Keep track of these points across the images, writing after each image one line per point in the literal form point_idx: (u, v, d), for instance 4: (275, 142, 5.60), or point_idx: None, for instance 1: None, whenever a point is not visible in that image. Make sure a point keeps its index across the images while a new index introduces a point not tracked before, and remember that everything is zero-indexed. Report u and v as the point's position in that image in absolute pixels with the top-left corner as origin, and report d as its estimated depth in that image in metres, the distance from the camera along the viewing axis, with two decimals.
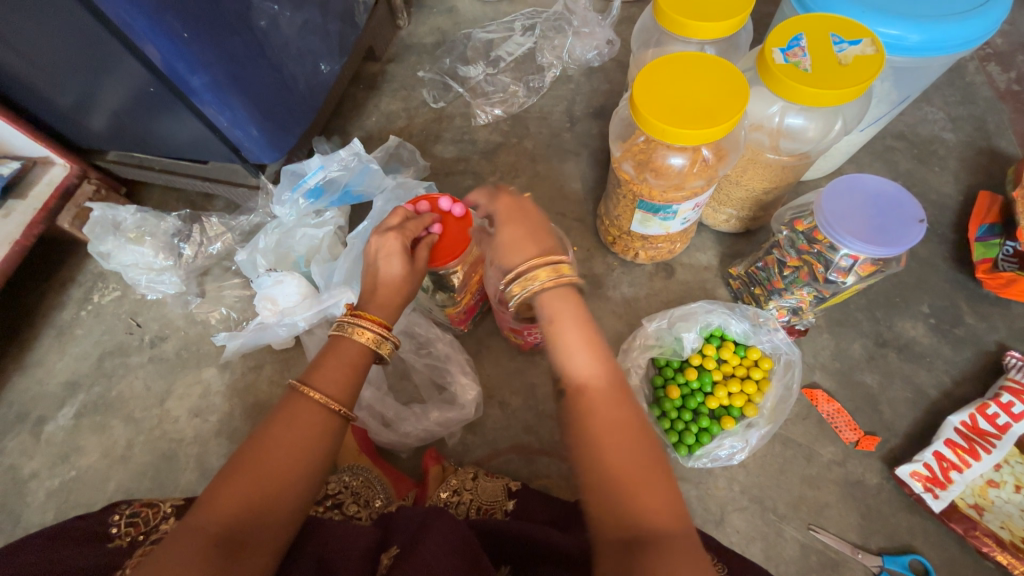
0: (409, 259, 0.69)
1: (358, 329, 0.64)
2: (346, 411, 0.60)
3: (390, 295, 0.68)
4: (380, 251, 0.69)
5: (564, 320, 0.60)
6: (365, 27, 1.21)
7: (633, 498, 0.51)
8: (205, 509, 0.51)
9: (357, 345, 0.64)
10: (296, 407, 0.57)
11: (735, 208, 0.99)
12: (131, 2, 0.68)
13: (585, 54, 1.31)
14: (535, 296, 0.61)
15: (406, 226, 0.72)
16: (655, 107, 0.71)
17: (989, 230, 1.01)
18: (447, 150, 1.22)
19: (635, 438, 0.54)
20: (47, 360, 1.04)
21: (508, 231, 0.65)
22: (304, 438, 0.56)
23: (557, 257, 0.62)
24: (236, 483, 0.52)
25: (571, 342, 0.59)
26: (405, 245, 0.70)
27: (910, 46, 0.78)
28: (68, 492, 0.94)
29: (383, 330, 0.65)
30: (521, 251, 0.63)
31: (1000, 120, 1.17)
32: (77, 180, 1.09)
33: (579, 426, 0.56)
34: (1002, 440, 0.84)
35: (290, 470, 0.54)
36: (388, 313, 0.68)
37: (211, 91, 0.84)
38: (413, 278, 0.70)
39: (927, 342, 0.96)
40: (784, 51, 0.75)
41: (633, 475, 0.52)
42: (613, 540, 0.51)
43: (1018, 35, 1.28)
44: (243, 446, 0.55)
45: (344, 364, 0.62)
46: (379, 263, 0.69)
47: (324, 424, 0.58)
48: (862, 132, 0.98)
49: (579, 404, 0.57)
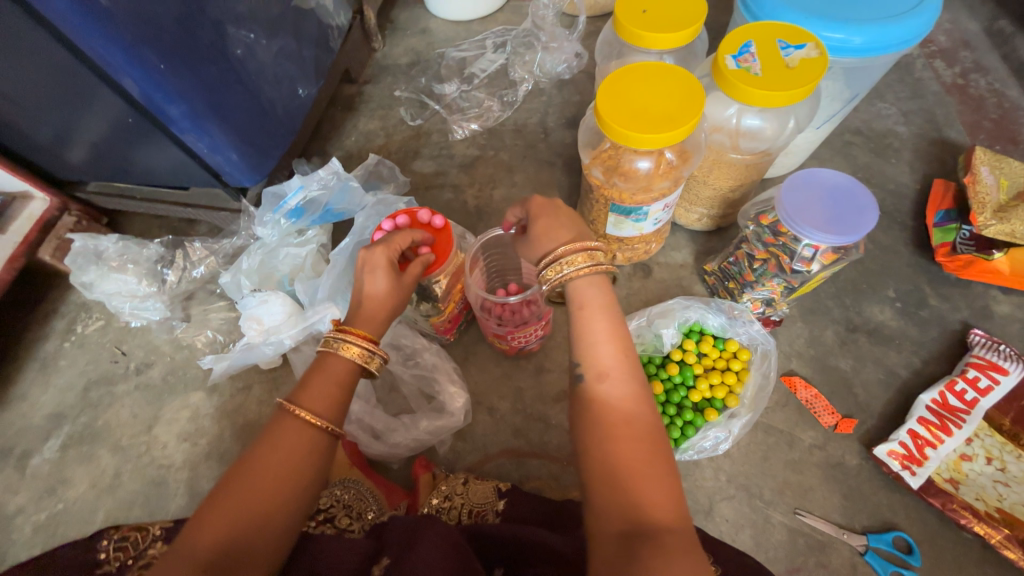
0: (395, 274, 0.71)
1: (345, 344, 0.65)
2: (335, 428, 0.61)
3: (375, 309, 0.69)
4: (365, 265, 0.71)
5: (593, 308, 0.64)
6: (340, 50, 1.25)
7: (638, 489, 0.52)
8: (192, 534, 0.52)
9: (343, 360, 0.65)
10: (283, 427, 0.58)
11: (705, 207, 1.03)
12: (107, 38, 0.71)
13: (555, 67, 1.36)
14: (569, 280, 0.66)
15: (393, 241, 0.73)
16: (618, 115, 0.75)
17: (945, 216, 1.06)
18: (426, 166, 1.25)
19: (645, 432, 0.57)
20: (31, 393, 1.03)
21: (543, 224, 0.70)
22: (290, 458, 0.57)
23: (591, 244, 0.67)
24: (221, 507, 0.53)
25: (598, 333, 0.63)
26: (390, 258, 0.71)
27: (855, 47, 0.84)
28: (55, 526, 0.92)
29: (371, 345, 0.66)
30: (556, 239, 0.69)
31: (948, 112, 1.24)
32: (58, 213, 1.11)
33: (596, 414, 0.59)
34: (970, 415, 0.88)
35: (276, 490, 0.55)
36: (373, 326, 0.69)
37: (190, 119, 0.85)
38: (397, 291, 0.71)
39: (895, 325, 1.00)
40: (735, 57, 0.80)
41: (637, 462, 0.54)
42: (613, 531, 0.51)
43: (959, 33, 1.36)
44: (230, 470, 0.56)
45: (331, 381, 0.63)
46: (365, 277, 0.70)
47: (309, 443, 0.58)
48: (819, 129, 1.03)
49: (597, 393, 0.60)
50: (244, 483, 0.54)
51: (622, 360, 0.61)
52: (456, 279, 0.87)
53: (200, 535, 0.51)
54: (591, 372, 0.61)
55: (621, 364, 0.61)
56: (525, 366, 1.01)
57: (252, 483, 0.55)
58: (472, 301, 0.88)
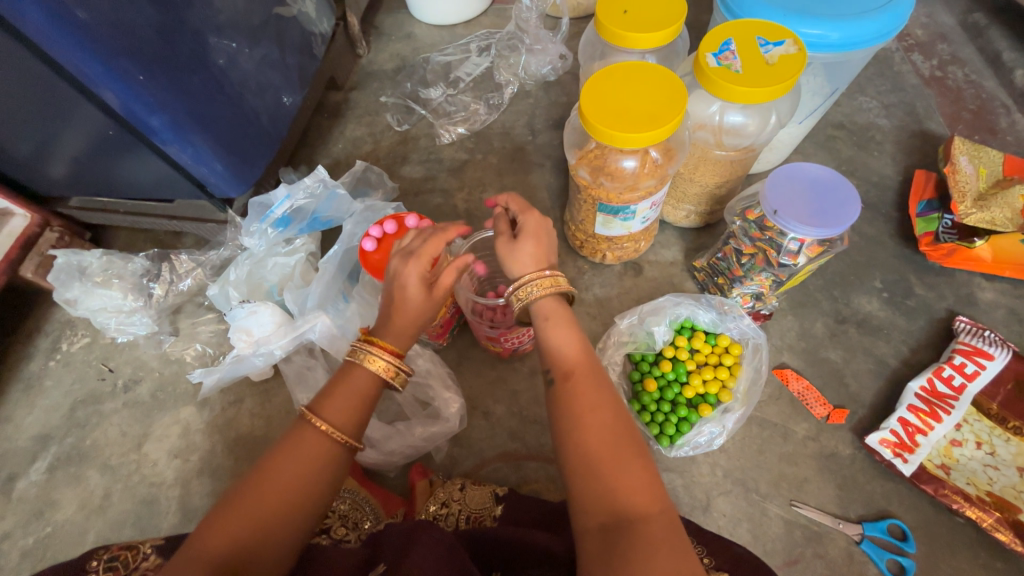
0: (429, 286, 0.68)
1: (370, 356, 0.65)
2: (354, 441, 0.61)
3: (406, 323, 0.67)
4: (397, 278, 0.68)
5: (557, 318, 0.67)
6: (325, 58, 1.24)
7: (613, 481, 0.54)
8: (202, 539, 0.51)
9: (368, 373, 0.64)
10: (303, 436, 0.59)
11: (692, 204, 1.03)
12: (83, 49, 0.70)
13: (540, 69, 1.36)
14: (531, 302, 0.68)
15: (425, 252, 0.68)
16: (602, 115, 0.76)
17: (928, 205, 1.08)
18: (415, 171, 1.25)
19: (614, 423, 0.58)
20: (15, 415, 1.01)
21: (525, 243, 0.70)
22: (307, 466, 0.57)
23: (551, 272, 0.68)
24: (235, 513, 0.53)
25: (562, 337, 0.66)
26: (423, 273, 0.67)
27: (833, 43, 0.85)
28: (44, 550, 0.91)
29: (397, 359, 0.65)
30: (529, 262, 0.69)
31: (927, 104, 1.26)
32: (39, 229, 1.09)
33: (566, 412, 0.60)
34: (959, 401, 0.89)
35: (292, 500, 0.55)
36: (401, 340, 0.68)
37: (172, 130, 0.84)
38: (429, 305, 0.68)
39: (883, 315, 1.02)
40: (716, 55, 0.80)
41: (610, 454, 0.56)
42: (594, 525, 0.53)
43: (936, 26, 1.38)
44: (247, 476, 0.56)
45: (353, 394, 0.63)
46: (395, 290, 0.68)
47: (327, 454, 0.59)
48: (801, 124, 1.05)
49: (566, 392, 0.62)
50: (261, 490, 0.54)
51: (583, 358, 0.64)
52: (445, 283, 0.87)
53: (210, 540, 0.51)
54: (558, 373, 0.64)
55: (585, 361, 0.64)
56: (519, 369, 1.00)
57: (267, 490, 0.55)
58: (463, 306, 0.88)
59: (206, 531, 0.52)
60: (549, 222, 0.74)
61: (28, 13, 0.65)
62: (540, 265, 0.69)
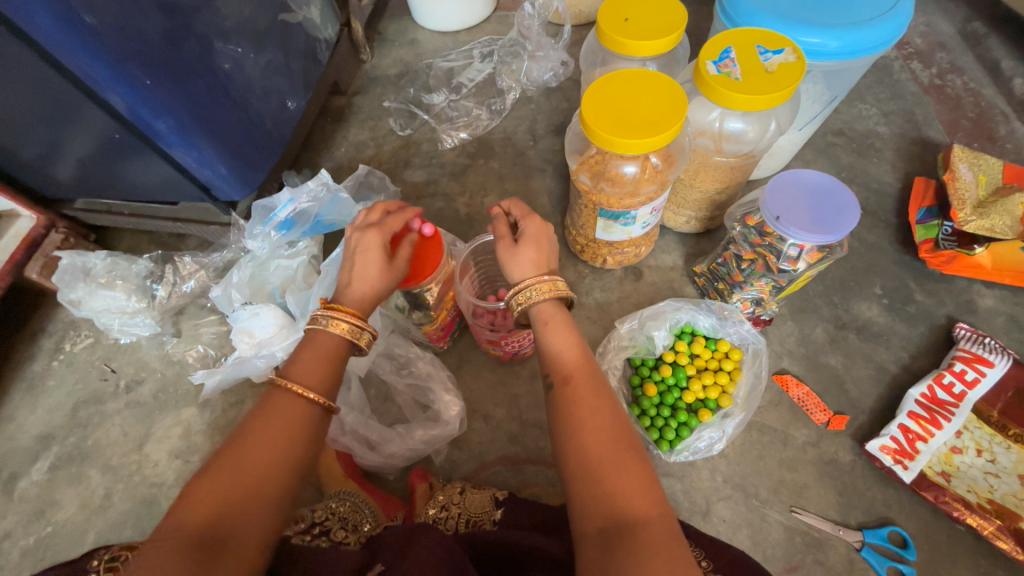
0: (387, 257, 0.71)
1: (334, 321, 0.66)
2: (328, 402, 0.61)
3: (366, 290, 0.70)
4: (358, 247, 0.71)
5: (557, 322, 0.67)
6: (329, 63, 1.26)
7: (612, 486, 0.54)
8: (182, 510, 0.51)
9: (333, 336, 0.65)
10: (275, 401, 0.59)
11: (693, 209, 1.04)
12: (92, 54, 0.71)
13: (542, 76, 1.37)
14: (532, 306, 0.68)
15: (387, 223, 0.74)
16: (603, 121, 0.76)
17: (927, 212, 1.09)
18: (417, 175, 1.26)
19: (612, 426, 0.58)
20: (18, 415, 1.02)
21: (526, 248, 0.71)
22: (282, 427, 0.57)
23: (551, 276, 0.69)
24: (213, 478, 0.53)
25: (561, 342, 0.66)
26: (383, 242, 0.72)
27: (832, 51, 0.86)
28: (44, 550, 0.91)
29: (360, 321, 0.67)
30: (530, 267, 0.70)
31: (927, 112, 1.27)
32: (44, 230, 1.09)
33: (565, 416, 0.60)
34: (959, 408, 0.89)
35: (270, 461, 0.55)
36: (364, 305, 0.69)
37: (178, 134, 0.85)
38: (389, 273, 0.71)
39: (883, 322, 1.02)
40: (716, 63, 0.81)
41: (609, 459, 0.56)
42: (592, 529, 0.53)
43: (935, 35, 1.39)
44: (221, 445, 0.56)
45: (322, 355, 0.64)
46: (357, 259, 0.71)
47: (302, 415, 0.59)
48: (801, 131, 1.06)
49: (565, 396, 0.62)
50: (236, 454, 0.54)
51: (582, 362, 0.65)
52: (447, 287, 0.88)
53: (190, 510, 0.50)
54: (558, 377, 0.64)
55: (584, 365, 0.64)
56: (519, 372, 1.01)
57: (244, 454, 0.54)
58: (464, 309, 0.89)
59: (186, 502, 0.51)
60: (550, 227, 0.75)
61: (36, 16, 0.66)
62: (540, 270, 0.70)
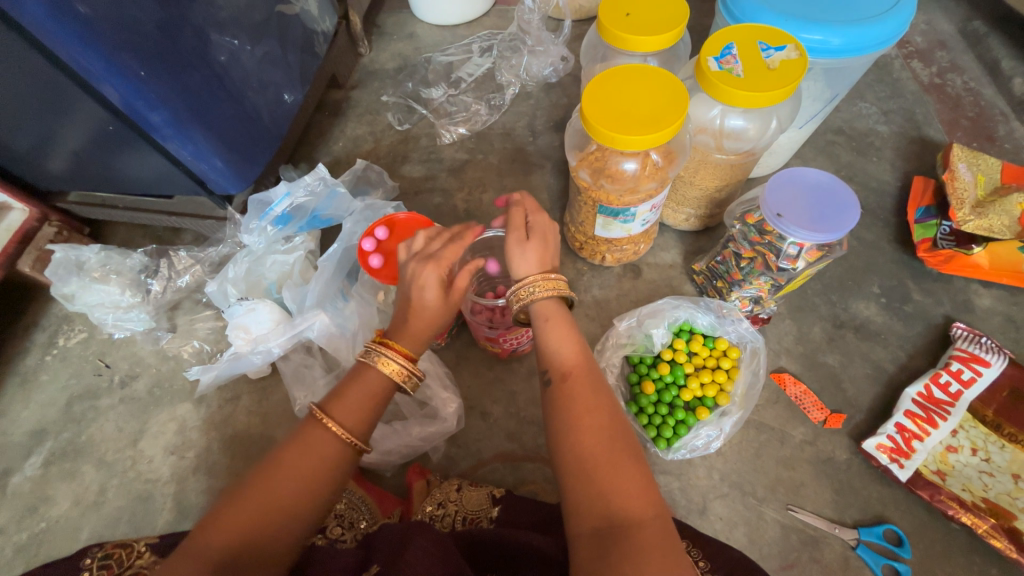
0: (445, 292, 0.68)
1: (384, 359, 0.64)
2: (362, 444, 0.60)
3: (422, 327, 0.68)
4: (415, 282, 0.67)
5: (557, 319, 0.67)
6: (326, 56, 1.25)
7: (607, 484, 0.54)
8: (208, 535, 0.51)
9: (381, 375, 0.63)
10: (311, 436, 0.58)
11: (692, 207, 1.04)
12: (85, 44, 0.69)
13: (542, 71, 1.36)
14: (532, 301, 0.68)
15: (445, 258, 0.68)
16: (604, 117, 0.76)
17: (926, 212, 1.09)
18: (415, 170, 1.25)
19: (610, 426, 0.58)
20: (11, 409, 1.01)
21: (534, 245, 0.70)
22: (316, 470, 0.56)
23: (558, 277, 0.68)
24: (239, 509, 0.53)
25: (560, 339, 0.65)
26: (441, 277, 0.68)
27: (834, 49, 0.85)
28: (37, 546, 0.90)
29: (410, 364, 0.64)
30: (534, 264, 0.69)
31: (926, 111, 1.26)
32: (38, 223, 1.08)
33: (563, 413, 0.60)
34: (955, 407, 0.89)
35: (302, 501, 0.55)
36: (415, 344, 0.67)
37: (173, 127, 0.84)
38: (446, 305, 0.68)
39: (881, 321, 1.02)
40: (718, 59, 0.81)
41: (605, 457, 0.56)
42: (587, 527, 0.53)
43: (935, 34, 1.39)
44: (254, 473, 0.55)
45: (366, 394, 0.62)
46: (413, 292, 0.67)
47: (336, 458, 0.58)
48: (801, 129, 1.05)
49: (563, 394, 0.62)
50: (266, 487, 0.54)
51: (581, 360, 0.64)
52: None
53: (215, 535, 0.51)
54: (556, 374, 0.64)
55: (583, 364, 0.64)
56: (517, 370, 1.00)
57: (274, 490, 0.54)
58: (462, 307, 0.88)
59: (211, 527, 0.52)
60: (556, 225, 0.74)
61: (28, 5, 0.65)
62: (544, 268, 0.69)
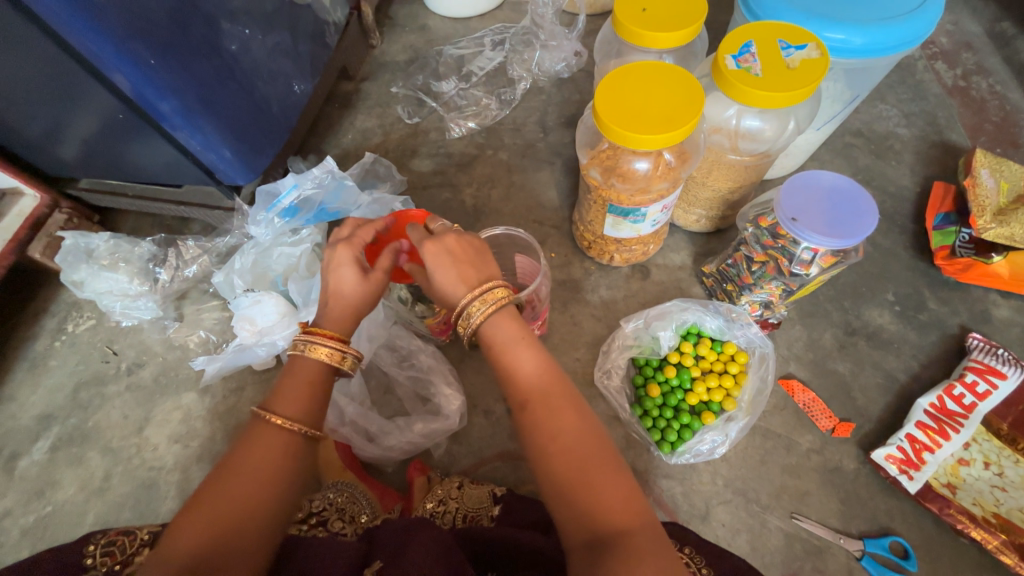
0: (362, 271, 0.68)
1: (313, 346, 0.64)
2: (312, 430, 0.60)
3: (341, 308, 0.67)
4: (331, 263, 0.69)
5: (501, 340, 0.63)
6: (337, 47, 1.24)
7: (587, 502, 0.53)
8: (169, 543, 0.50)
9: (314, 362, 0.63)
10: (257, 433, 0.58)
11: (703, 208, 1.02)
12: (97, 31, 0.69)
13: (554, 66, 1.34)
14: (478, 327, 0.63)
15: (356, 237, 0.71)
16: (617, 115, 0.74)
17: (945, 218, 1.06)
18: (424, 164, 1.24)
19: (579, 442, 0.56)
20: (20, 394, 1.02)
21: (443, 270, 0.64)
22: (267, 461, 0.56)
23: (489, 287, 0.63)
24: (198, 513, 0.52)
25: (515, 360, 0.62)
26: (355, 256, 0.69)
27: (856, 48, 0.83)
28: (44, 529, 0.91)
29: (340, 344, 0.64)
30: (457, 285, 0.64)
31: (949, 114, 1.23)
32: (49, 210, 1.09)
33: (531, 442, 0.58)
34: (968, 419, 0.87)
35: (260, 492, 0.54)
36: (342, 326, 0.67)
37: (182, 116, 0.84)
38: (366, 286, 0.68)
39: (894, 329, 1.00)
40: (736, 57, 0.78)
41: (578, 475, 0.54)
42: (577, 545, 0.52)
43: (961, 35, 1.35)
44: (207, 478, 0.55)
45: (305, 384, 0.62)
46: (331, 275, 0.68)
47: (286, 446, 0.58)
48: (819, 130, 1.03)
49: (527, 420, 0.59)
50: (220, 487, 0.54)
51: (540, 375, 0.61)
52: None
53: (177, 543, 0.50)
54: (515, 403, 0.61)
55: (543, 378, 0.61)
56: None
57: (227, 488, 0.54)
58: None
59: (172, 538, 0.51)
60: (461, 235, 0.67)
61: None
62: (469, 285, 0.64)
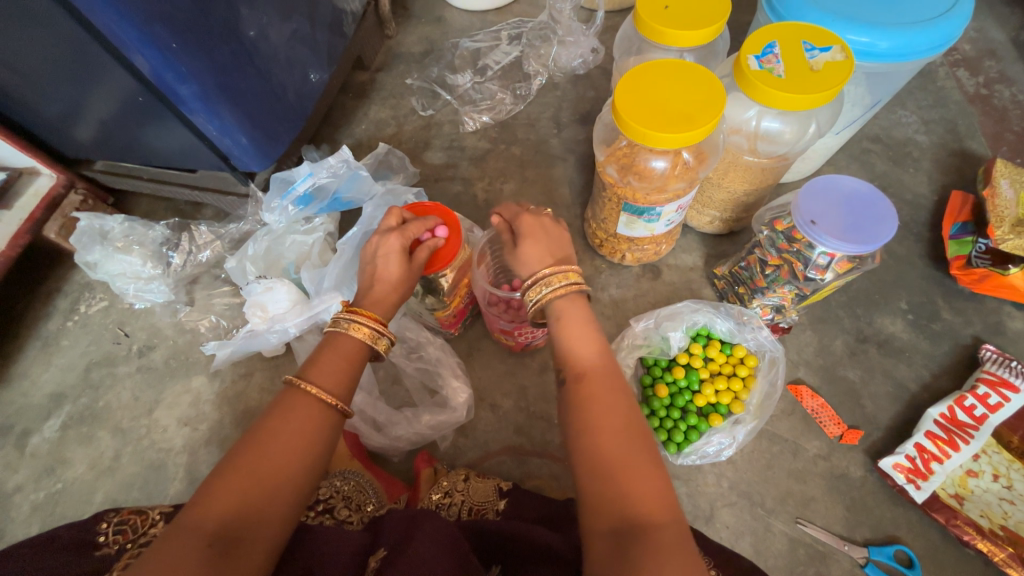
0: (406, 259, 0.71)
1: (355, 324, 0.65)
2: (345, 406, 0.60)
3: (385, 292, 0.69)
4: (378, 251, 0.71)
5: (575, 315, 0.64)
6: (354, 36, 1.23)
7: (627, 489, 0.52)
8: (199, 507, 0.50)
9: (353, 340, 0.65)
10: (294, 401, 0.58)
11: (718, 210, 1.01)
12: (120, 13, 0.69)
13: (570, 62, 1.34)
14: (546, 302, 0.65)
15: (407, 228, 0.73)
16: (636, 112, 0.74)
17: (962, 228, 1.04)
18: (437, 157, 1.24)
19: (629, 429, 0.56)
20: (32, 371, 1.03)
21: (529, 246, 0.69)
22: (303, 433, 0.56)
23: (569, 266, 0.66)
24: (233, 480, 0.52)
25: (580, 333, 0.63)
26: (404, 246, 0.72)
27: (881, 52, 0.82)
28: (53, 505, 0.92)
29: (380, 326, 0.66)
30: (539, 262, 0.67)
31: (969, 123, 1.21)
32: (64, 190, 1.09)
33: (581, 414, 0.58)
34: (979, 431, 0.87)
35: (293, 464, 0.54)
36: (383, 310, 0.69)
37: (201, 100, 0.84)
38: (409, 274, 0.71)
39: (906, 337, 0.99)
40: (759, 58, 0.78)
41: (624, 461, 0.54)
42: (605, 528, 0.51)
43: (985, 42, 1.33)
44: (241, 441, 0.54)
45: (339, 358, 0.63)
46: (377, 262, 0.71)
47: (321, 420, 0.58)
48: (838, 135, 1.02)
49: (579, 392, 0.59)
50: (257, 451, 0.53)
51: (602, 360, 0.62)
52: (462, 273, 0.86)
53: (207, 510, 0.50)
54: (575, 372, 0.61)
55: (603, 365, 0.61)
56: (529, 364, 1.00)
57: (263, 454, 0.53)
58: (479, 296, 0.87)
59: (202, 502, 0.50)
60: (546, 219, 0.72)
61: None
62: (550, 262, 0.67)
